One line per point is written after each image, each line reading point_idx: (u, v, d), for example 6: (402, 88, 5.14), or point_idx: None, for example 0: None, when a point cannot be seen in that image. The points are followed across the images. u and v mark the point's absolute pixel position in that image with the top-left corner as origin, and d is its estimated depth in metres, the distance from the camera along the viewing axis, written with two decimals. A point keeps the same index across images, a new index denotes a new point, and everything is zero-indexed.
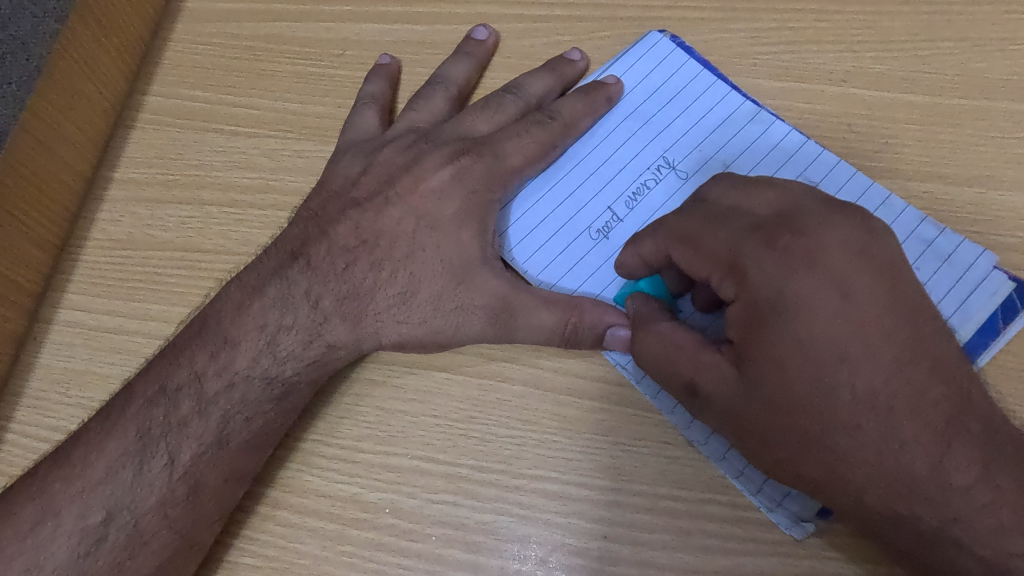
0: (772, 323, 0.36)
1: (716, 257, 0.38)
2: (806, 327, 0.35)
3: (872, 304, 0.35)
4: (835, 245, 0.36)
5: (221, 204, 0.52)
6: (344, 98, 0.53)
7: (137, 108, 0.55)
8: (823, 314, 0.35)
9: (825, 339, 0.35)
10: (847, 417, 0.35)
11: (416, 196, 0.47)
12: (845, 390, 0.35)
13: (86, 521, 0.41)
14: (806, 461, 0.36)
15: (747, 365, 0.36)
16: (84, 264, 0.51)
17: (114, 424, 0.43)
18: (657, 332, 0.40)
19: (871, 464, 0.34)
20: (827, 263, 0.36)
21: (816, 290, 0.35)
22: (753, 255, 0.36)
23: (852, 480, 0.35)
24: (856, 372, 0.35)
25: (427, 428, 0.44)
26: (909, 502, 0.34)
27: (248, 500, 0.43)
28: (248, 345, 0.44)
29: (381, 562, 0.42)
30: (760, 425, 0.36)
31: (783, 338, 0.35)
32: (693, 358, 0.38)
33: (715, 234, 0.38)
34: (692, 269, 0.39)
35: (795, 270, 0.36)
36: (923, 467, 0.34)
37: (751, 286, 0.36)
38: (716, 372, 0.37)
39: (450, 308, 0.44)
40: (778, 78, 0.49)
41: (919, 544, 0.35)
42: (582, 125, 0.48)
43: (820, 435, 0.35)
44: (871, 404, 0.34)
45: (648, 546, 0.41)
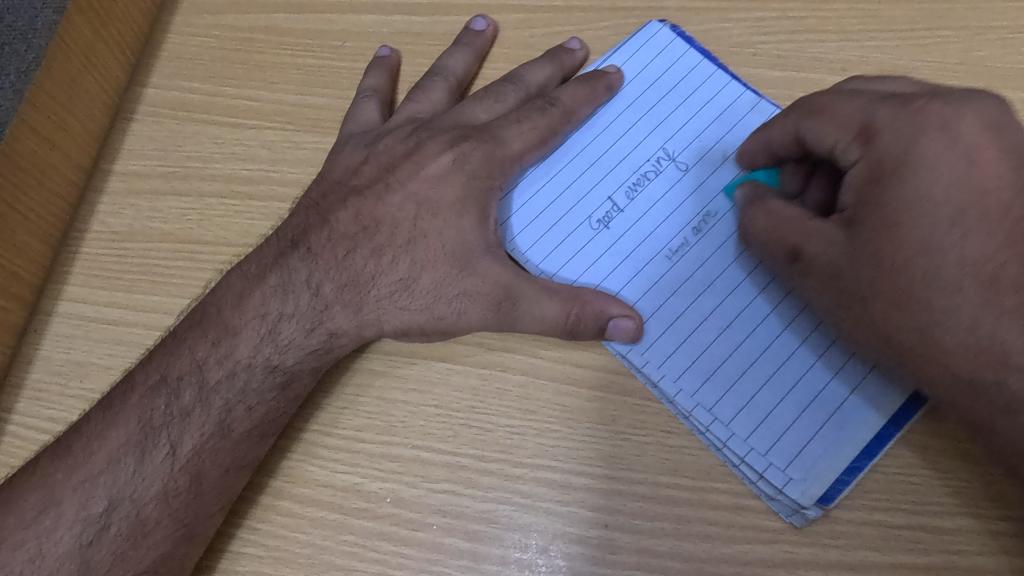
0: (893, 179, 0.38)
1: (848, 122, 0.40)
2: (926, 184, 0.37)
3: (993, 175, 0.37)
4: (971, 120, 0.38)
5: (221, 195, 0.52)
6: (344, 90, 0.53)
7: (137, 101, 0.55)
8: (947, 175, 0.37)
9: (945, 198, 0.37)
10: (951, 278, 0.36)
11: (416, 183, 0.47)
12: (953, 252, 0.37)
13: (88, 511, 0.41)
14: (901, 325, 0.37)
15: (859, 226, 0.38)
16: (84, 257, 0.51)
17: (116, 413, 0.43)
18: (767, 206, 0.42)
19: (966, 327, 0.36)
20: (958, 131, 0.38)
21: (944, 152, 0.38)
22: (888, 116, 0.39)
23: (944, 342, 0.36)
24: (966, 237, 0.37)
25: (427, 418, 0.44)
26: (1000, 371, 0.36)
27: (249, 490, 0.43)
28: (249, 334, 0.44)
29: (382, 551, 0.42)
30: (856, 286, 0.38)
31: (907, 191, 0.37)
32: (801, 226, 0.40)
33: (848, 103, 0.41)
34: (816, 137, 0.41)
35: (924, 131, 0.38)
36: (1020, 337, 0.35)
37: (881, 146, 0.39)
38: (820, 237, 0.40)
39: (451, 295, 0.44)
40: (778, 68, 0.49)
41: (995, 417, 0.36)
42: (582, 113, 0.48)
43: (923, 294, 0.37)
44: (978, 268, 0.36)
45: (649, 534, 0.41)
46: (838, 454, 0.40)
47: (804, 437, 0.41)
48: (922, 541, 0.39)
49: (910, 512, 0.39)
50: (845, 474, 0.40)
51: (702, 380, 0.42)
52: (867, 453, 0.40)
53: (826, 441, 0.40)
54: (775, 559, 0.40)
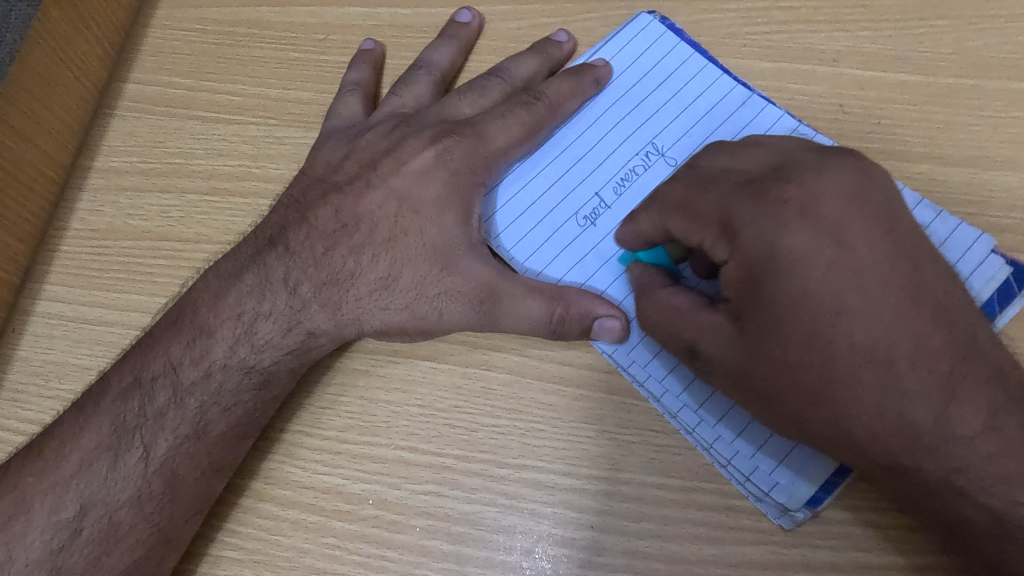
0: (765, 281, 0.37)
1: (710, 217, 0.39)
2: (801, 279, 0.36)
3: (866, 252, 0.36)
4: (835, 191, 0.38)
5: (202, 192, 0.51)
6: (328, 84, 0.52)
7: (117, 96, 0.54)
8: (820, 265, 0.36)
9: (822, 292, 0.36)
10: (846, 370, 0.36)
11: (397, 178, 0.46)
12: (843, 341, 0.36)
13: (59, 516, 0.40)
14: (811, 419, 0.36)
15: (745, 324, 0.37)
16: (63, 255, 0.50)
17: (89, 415, 0.42)
18: (657, 299, 0.41)
19: (873, 416, 0.35)
20: (819, 214, 0.37)
21: (810, 244, 0.37)
22: (746, 211, 0.38)
23: (853, 435, 0.36)
24: (853, 325, 0.36)
25: (411, 418, 0.43)
26: (913, 454, 0.35)
27: (228, 492, 0.43)
28: (224, 334, 0.43)
29: (364, 554, 0.41)
30: (761, 384, 0.37)
31: (787, 286, 0.36)
32: (690, 319, 0.39)
33: (705, 198, 0.40)
34: (681, 232, 0.40)
35: (785, 224, 0.37)
36: (927, 416, 0.35)
37: (746, 243, 0.38)
38: (714, 332, 0.38)
39: (432, 294, 0.43)
40: (768, 59, 0.48)
41: (921, 495, 0.35)
42: (568, 107, 0.47)
43: (823, 391, 0.36)
44: (870, 354, 0.35)
45: (636, 535, 0.40)
46: (828, 457, 0.39)
47: None
48: (914, 542, 0.38)
49: (902, 513, 0.39)
50: (835, 475, 0.39)
51: (688, 383, 0.41)
52: None
53: None
54: (765, 561, 0.39)
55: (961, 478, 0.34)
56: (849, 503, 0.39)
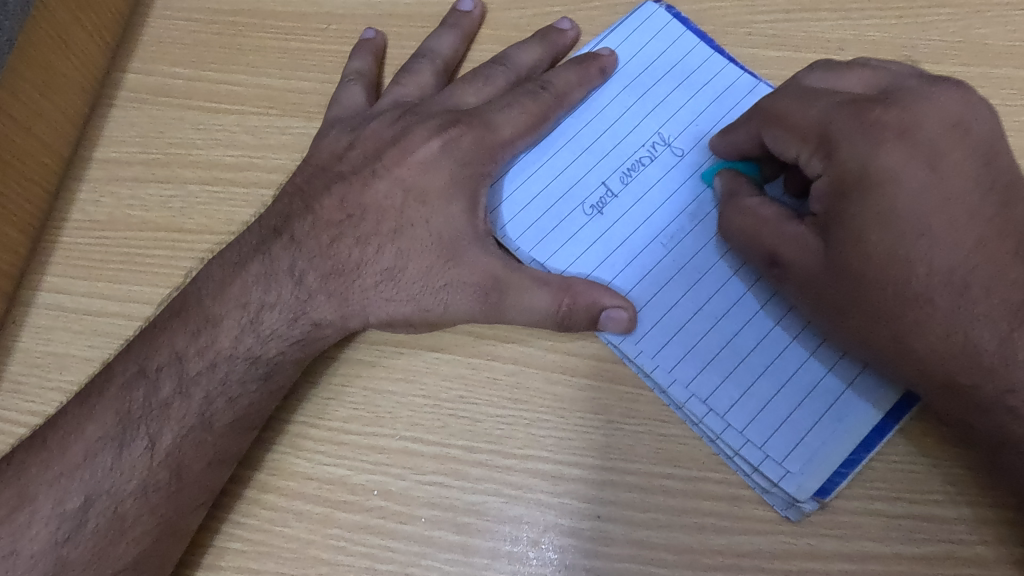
0: (857, 194, 0.37)
1: (806, 132, 0.39)
2: (893, 198, 0.36)
3: (960, 179, 0.36)
4: (935, 114, 0.37)
5: (204, 182, 0.50)
6: (330, 74, 0.52)
7: (117, 86, 0.54)
8: (911, 187, 0.36)
9: (913, 211, 0.36)
10: (922, 289, 0.36)
11: (403, 168, 0.46)
12: (923, 263, 0.36)
13: (64, 507, 0.40)
14: (877, 333, 0.37)
15: (832, 230, 0.37)
16: (63, 246, 0.50)
17: (94, 406, 0.42)
18: (740, 205, 0.41)
19: (938, 335, 0.35)
20: (918, 136, 0.37)
21: (906, 163, 0.36)
22: (846, 126, 0.38)
23: (914, 350, 0.36)
24: (934, 249, 0.36)
25: (416, 408, 0.43)
26: (972, 375, 0.35)
27: (232, 484, 0.42)
28: (229, 323, 0.43)
29: (369, 545, 0.41)
30: (835, 293, 0.38)
31: (876, 202, 0.36)
32: (774, 229, 0.39)
33: (807, 110, 0.39)
34: (778, 147, 0.40)
35: (883, 139, 0.37)
36: (992, 339, 0.35)
37: (841, 159, 0.37)
38: (797, 241, 0.39)
39: (438, 285, 0.43)
40: (774, 48, 0.48)
41: (971, 413, 0.36)
42: (574, 97, 0.46)
43: (894, 315, 0.36)
44: (948, 277, 0.35)
45: (642, 525, 0.40)
46: (834, 449, 0.39)
47: (801, 430, 0.40)
48: (921, 530, 0.38)
49: (908, 502, 0.38)
50: (842, 467, 0.39)
51: (710, 356, 0.41)
52: (866, 445, 0.39)
53: (824, 433, 0.39)
54: (772, 551, 0.39)
55: (1017, 408, 0.34)
56: (856, 492, 0.39)
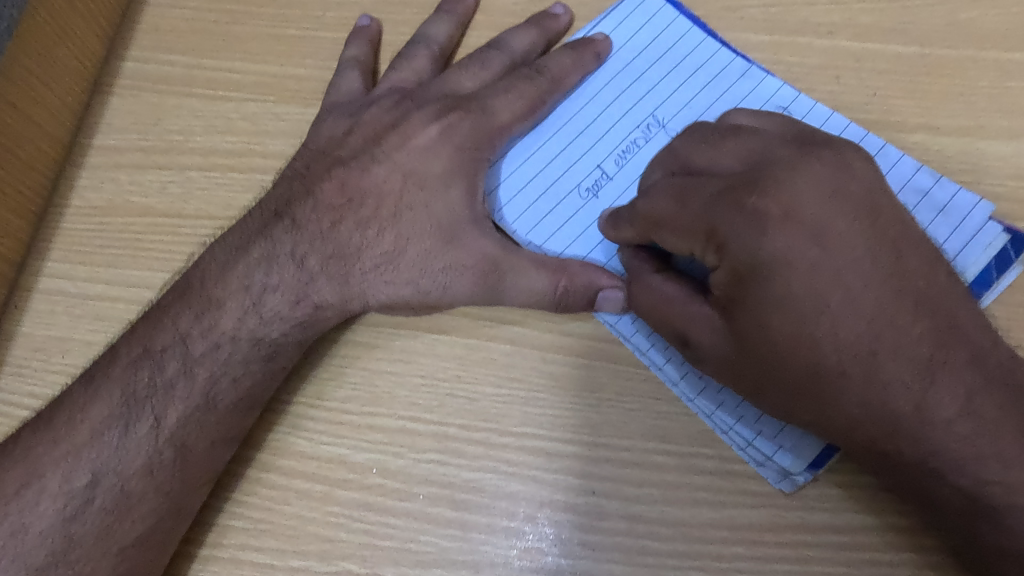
0: (754, 284, 0.36)
1: (694, 226, 0.38)
2: (784, 285, 0.36)
3: (848, 250, 0.37)
4: (819, 182, 0.38)
5: (202, 168, 0.51)
6: (326, 61, 0.52)
7: (116, 74, 0.54)
8: (800, 271, 0.36)
9: (817, 287, 0.36)
10: (833, 364, 0.36)
11: (403, 154, 0.46)
12: (827, 338, 0.36)
13: (71, 485, 0.40)
14: (801, 408, 0.37)
15: (734, 315, 0.37)
16: (64, 232, 0.51)
17: (98, 386, 0.42)
18: (647, 284, 0.40)
19: (856, 405, 0.36)
20: (806, 203, 0.37)
21: (791, 242, 0.36)
22: (730, 221, 0.37)
23: (836, 421, 0.37)
24: (835, 321, 0.36)
25: (413, 388, 0.43)
26: (894, 441, 0.36)
27: (235, 463, 0.43)
28: (232, 306, 0.44)
29: (368, 521, 0.42)
30: (753, 378, 0.38)
31: (779, 280, 0.36)
32: (678, 308, 0.39)
33: (701, 191, 0.39)
34: (670, 246, 0.39)
35: (766, 228, 0.36)
36: (906, 404, 0.35)
37: (731, 254, 0.37)
38: (705, 323, 0.38)
39: (438, 268, 0.43)
40: (765, 32, 0.48)
41: (890, 470, 0.37)
42: (570, 81, 0.47)
43: (811, 387, 0.36)
44: (853, 351, 0.36)
45: (636, 500, 0.41)
46: None
47: None
48: None
49: None
50: (835, 439, 0.39)
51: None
52: None
53: None
54: (763, 524, 0.40)
55: (944, 465, 0.35)
56: (846, 467, 0.40)
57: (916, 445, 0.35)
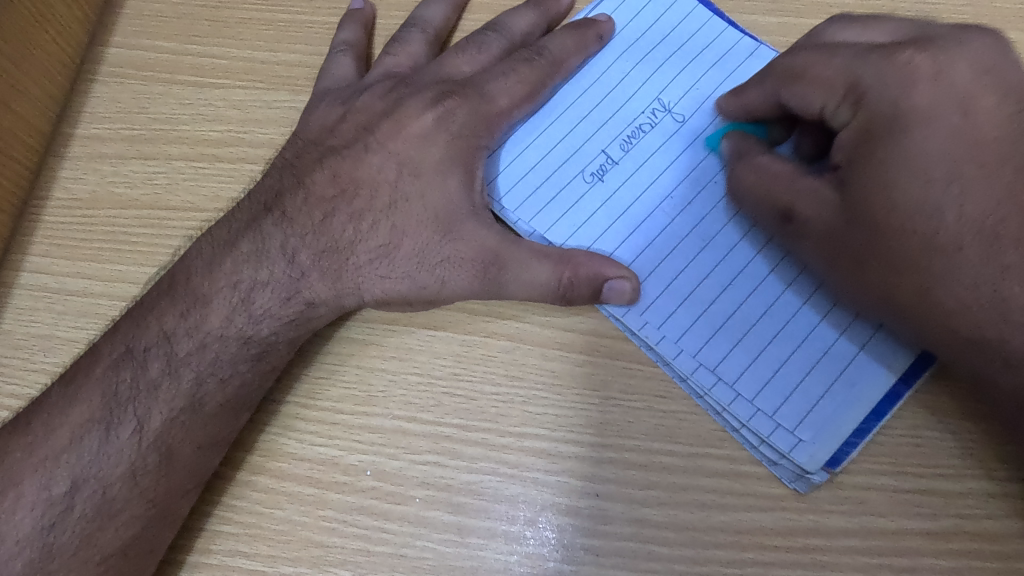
0: (884, 137, 0.36)
1: (834, 84, 0.38)
2: (922, 139, 0.36)
3: (989, 124, 0.36)
4: (966, 61, 0.37)
5: (189, 158, 0.49)
6: (318, 46, 0.51)
7: (98, 61, 0.52)
8: (940, 129, 0.36)
9: (944, 155, 0.35)
10: (948, 239, 0.35)
11: (398, 142, 0.44)
12: (951, 212, 0.35)
13: (50, 492, 0.38)
14: (900, 285, 0.36)
15: (852, 179, 0.37)
16: (46, 226, 0.49)
17: (80, 387, 0.40)
18: (755, 163, 0.40)
19: (967, 285, 0.35)
20: (951, 80, 0.36)
21: (938, 102, 0.36)
22: (875, 72, 0.37)
23: (943, 304, 0.35)
24: (965, 195, 0.35)
25: (408, 387, 0.42)
26: (997, 326, 0.34)
27: (224, 467, 0.41)
28: (220, 303, 0.42)
29: (363, 526, 0.40)
30: (856, 248, 0.37)
31: (916, 141, 0.36)
32: (790, 184, 0.39)
33: (829, 62, 0.39)
34: (805, 101, 0.40)
35: (916, 81, 0.36)
36: (1023, 292, 0.34)
37: (872, 104, 0.37)
38: (814, 194, 0.38)
39: (435, 261, 0.42)
40: (773, 15, 0.46)
41: (997, 369, 0.35)
42: (571, 64, 0.45)
43: (920, 258, 0.36)
44: (978, 227, 0.35)
45: (642, 503, 0.39)
46: (847, 417, 0.38)
47: (813, 397, 0.39)
48: (927, 505, 0.37)
49: (914, 476, 0.38)
50: (853, 437, 0.38)
51: (733, 309, 0.40)
52: (878, 414, 0.38)
53: (837, 400, 0.38)
54: (775, 527, 0.38)
55: None
56: (861, 466, 0.38)
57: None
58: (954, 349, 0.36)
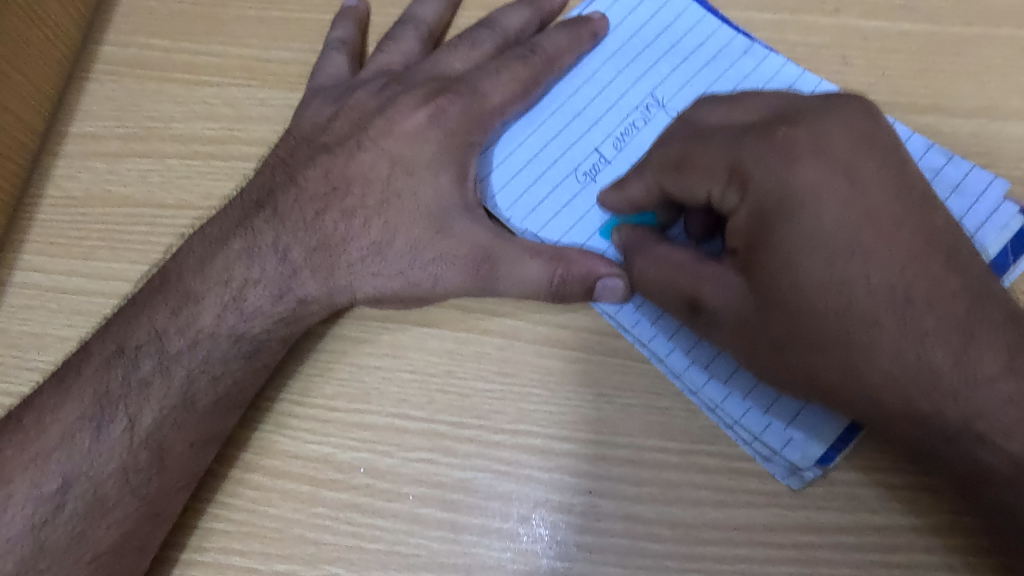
0: (777, 222, 0.35)
1: (717, 170, 0.38)
2: (818, 217, 0.35)
3: (878, 191, 0.35)
4: (840, 125, 0.36)
5: (182, 155, 0.49)
6: (312, 43, 0.50)
7: (92, 59, 0.52)
8: (830, 204, 0.35)
9: (837, 234, 0.35)
10: (868, 311, 0.34)
11: (390, 139, 0.44)
12: (860, 286, 0.34)
13: (41, 489, 0.38)
14: (823, 367, 0.35)
15: (757, 273, 0.36)
16: (40, 224, 0.49)
17: (71, 385, 0.40)
18: (654, 254, 0.39)
19: (892, 357, 0.34)
20: (831, 153, 0.36)
21: (819, 180, 0.35)
22: (755, 155, 0.36)
23: (869, 379, 0.34)
24: (868, 265, 0.34)
25: (402, 384, 0.42)
26: (933, 397, 0.33)
27: (217, 464, 0.41)
28: (212, 301, 0.42)
29: (356, 523, 0.40)
30: (772, 338, 0.36)
31: (805, 224, 0.35)
32: (692, 273, 0.38)
33: (708, 148, 0.38)
34: (689, 190, 0.39)
35: (796, 158, 0.36)
36: (947, 359, 0.33)
37: (757, 186, 0.36)
38: (717, 284, 0.37)
39: (428, 258, 0.42)
40: (768, 11, 0.46)
41: (937, 444, 0.34)
42: (565, 61, 0.45)
43: (846, 339, 0.34)
44: (891, 295, 0.34)
45: (634, 500, 0.39)
46: (838, 414, 0.38)
47: None
48: (919, 502, 0.37)
49: (907, 473, 0.38)
50: (844, 435, 0.38)
51: None
52: None
53: None
54: (767, 524, 0.38)
55: (984, 432, 0.33)
56: (854, 463, 0.38)
57: (953, 399, 0.33)
58: (889, 428, 0.35)
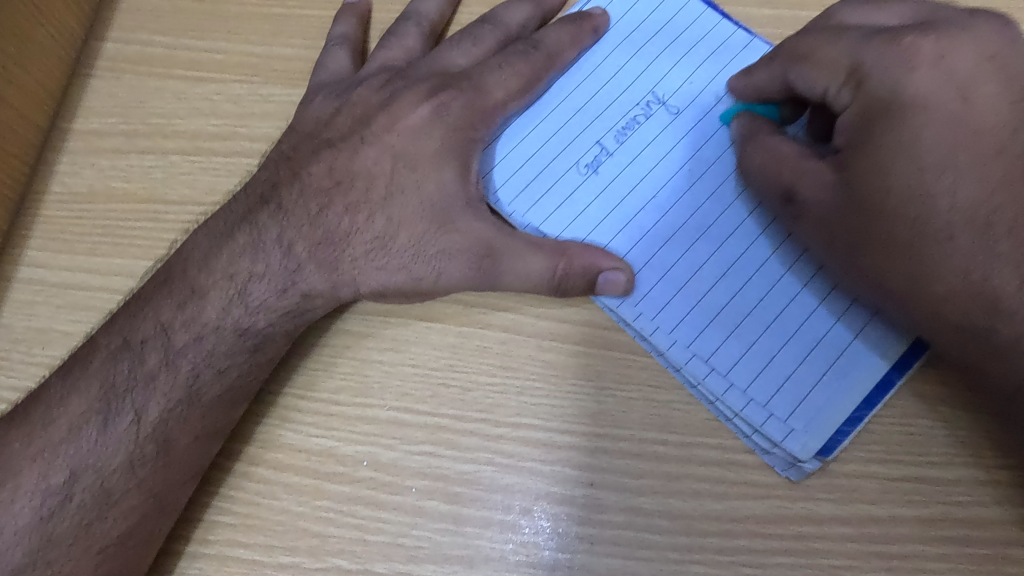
0: (883, 122, 0.37)
1: (838, 64, 0.39)
2: (918, 126, 0.36)
3: (993, 114, 0.37)
4: (972, 48, 0.37)
5: (186, 151, 0.49)
6: (313, 40, 0.51)
7: (95, 56, 0.52)
8: (938, 116, 0.36)
9: (934, 142, 0.36)
10: (943, 224, 0.36)
11: (393, 134, 0.45)
12: (945, 199, 0.36)
13: (47, 482, 0.39)
14: (892, 272, 0.37)
15: (851, 166, 0.38)
16: (43, 220, 0.49)
17: (78, 378, 0.41)
18: (763, 144, 0.40)
19: (958, 273, 0.35)
20: (951, 68, 0.37)
21: (937, 89, 0.36)
22: (877, 54, 0.37)
23: (932, 289, 0.36)
24: (958, 181, 0.36)
25: (405, 378, 0.42)
26: (991, 316, 0.35)
27: (223, 457, 0.42)
28: (217, 295, 0.42)
29: (359, 516, 0.40)
30: (852, 233, 0.38)
31: (927, 132, 0.36)
32: (791, 167, 0.39)
33: (834, 45, 0.39)
34: (807, 82, 0.40)
35: (915, 67, 0.37)
36: (1013, 283, 0.35)
37: (870, 88, 0.37)
38: (815, 177, 0.39)
39: (431, 253, 0.42)
40: (767, 7, 0.47)
41: (986, 357, 0.35)
42: (566, 57, 0.45)
43: (912, 244, 0.36)
44: (970, 214, 0.36)
45: (635, 492, 0.39)
46: (839, 406, 0.38)
47: (805, 387, 0.39)
48: (918, 492, 0.38)
49: (905, 464, 0.38)
50: (845, 425, 0.38)
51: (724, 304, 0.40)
52: (868, 402, 0.38)
53: (829, 390, 0.38)
54: (768, 515, 0.38)
55: None
56: (853, 455, 0.39)
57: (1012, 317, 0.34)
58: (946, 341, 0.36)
